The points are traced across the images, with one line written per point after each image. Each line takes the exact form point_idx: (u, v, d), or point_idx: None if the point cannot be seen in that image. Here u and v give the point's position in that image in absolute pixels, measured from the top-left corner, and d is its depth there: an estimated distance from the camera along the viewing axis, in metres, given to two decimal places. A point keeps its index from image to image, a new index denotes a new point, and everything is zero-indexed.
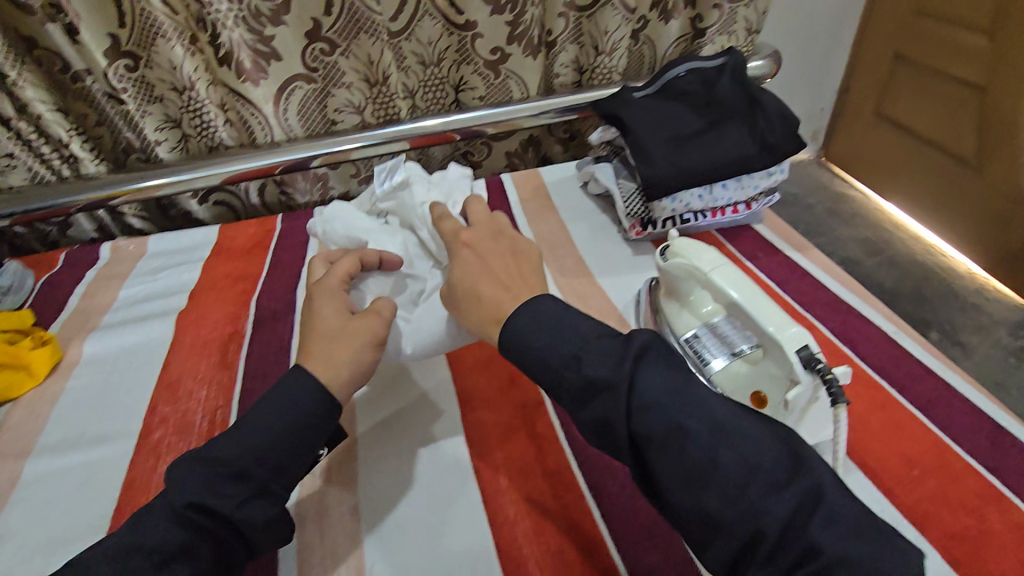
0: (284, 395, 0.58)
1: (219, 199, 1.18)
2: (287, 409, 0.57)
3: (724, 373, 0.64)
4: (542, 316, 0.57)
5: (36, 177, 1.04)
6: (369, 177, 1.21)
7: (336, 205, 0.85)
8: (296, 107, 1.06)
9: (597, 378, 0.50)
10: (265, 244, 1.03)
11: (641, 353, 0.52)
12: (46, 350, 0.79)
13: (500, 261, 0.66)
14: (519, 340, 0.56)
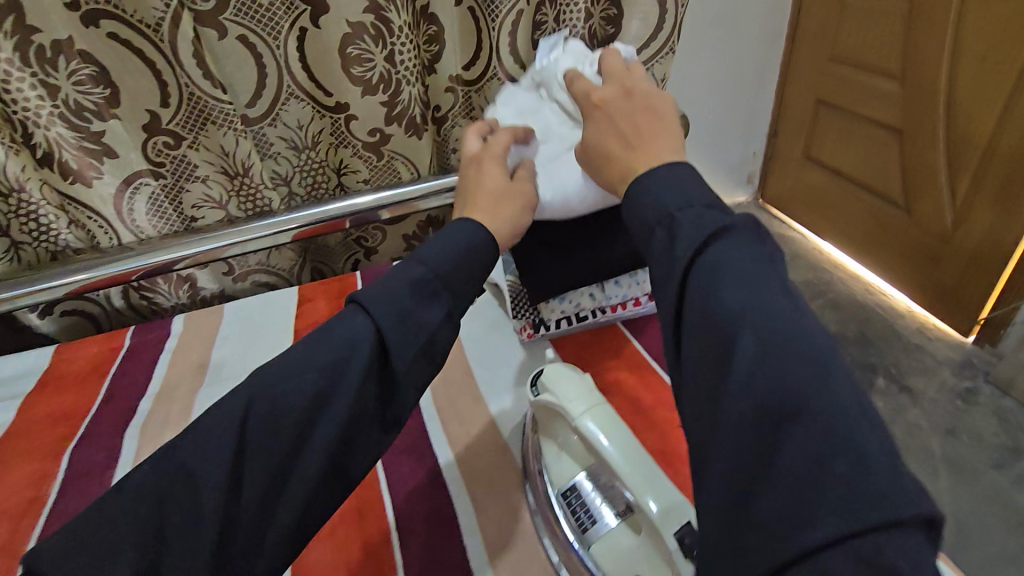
0: (446, 248, 0.61)
1: (68, 309, 1.01)
2: (445, 258, 0.60)
3: (604, 543, 0.57)
4: (668, 177, 0.54)
5: None
6: (247, 272, 1.07)
7: (507, 93, 0.87)
8: (144, 205, 0.92)
9: (689, 236, 0.49)
10: (105, 368, 0.87)
11: (745, 226, 0.50)
12: None
13: (628, 117, 0.63)
14: (638, 190, 0.55)
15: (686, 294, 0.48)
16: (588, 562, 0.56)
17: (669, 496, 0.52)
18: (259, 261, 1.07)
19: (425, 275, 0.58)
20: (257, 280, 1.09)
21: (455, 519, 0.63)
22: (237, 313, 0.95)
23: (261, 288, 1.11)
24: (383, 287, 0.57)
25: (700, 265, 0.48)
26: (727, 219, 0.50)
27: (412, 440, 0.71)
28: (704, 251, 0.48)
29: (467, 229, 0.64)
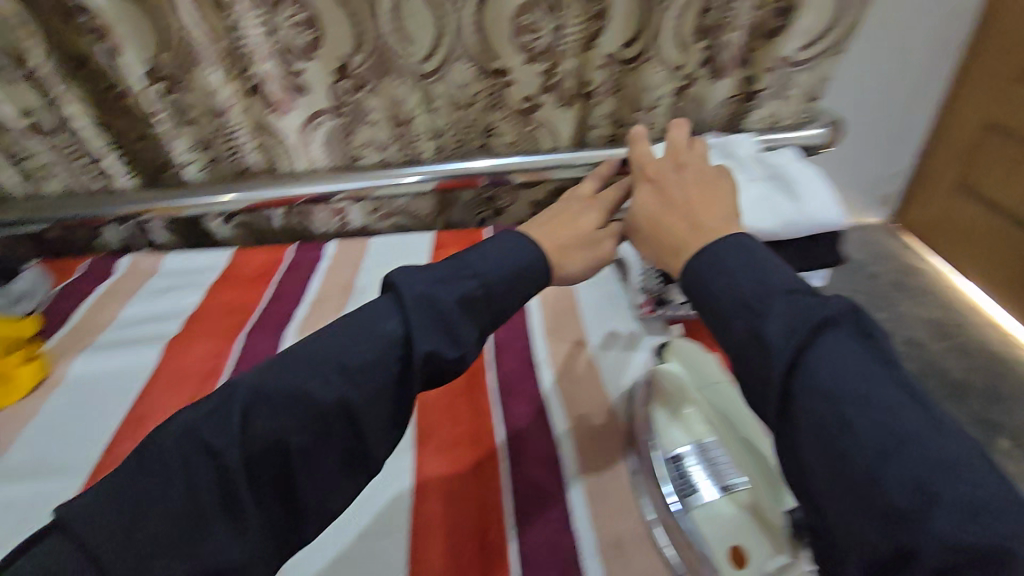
0: (512, 261, 0.63)
1: (242, 221, 1.18)
2: (509, 264, 0.63)
3: (705, 510, 0.60)
4: (739, 258, 0.56)
5: (73, 185, 1.08)
6: (390, 213, 1.19)
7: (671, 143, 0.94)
8: (321, 140, 1.05)
9: (789, 333, 0.48)
10: (271, 275, 1.01)
11: (853, 320, 0.49)
12: (32, 368, 0.79)
13: (683, 194, 0.68)
14: (713, 260, 0.57)
15: (791, 398, 0.47)
16: (687, 521, 0.60)
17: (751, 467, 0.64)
18: (403, 204, 1.17)
19: (479, 290, 0.59)
20: (396, 222, 1.21)
21: (559, 463, 0.67)
22: (380, 248, 1.05)
23: (398, 230, 1.22)
24: (444, 276, 0.60)
25: (811, 370, 0.46)
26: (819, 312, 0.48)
27: (525, 386, 0.77)
28: (813, 350, 0.47)
29: (529, 240, 0.67)
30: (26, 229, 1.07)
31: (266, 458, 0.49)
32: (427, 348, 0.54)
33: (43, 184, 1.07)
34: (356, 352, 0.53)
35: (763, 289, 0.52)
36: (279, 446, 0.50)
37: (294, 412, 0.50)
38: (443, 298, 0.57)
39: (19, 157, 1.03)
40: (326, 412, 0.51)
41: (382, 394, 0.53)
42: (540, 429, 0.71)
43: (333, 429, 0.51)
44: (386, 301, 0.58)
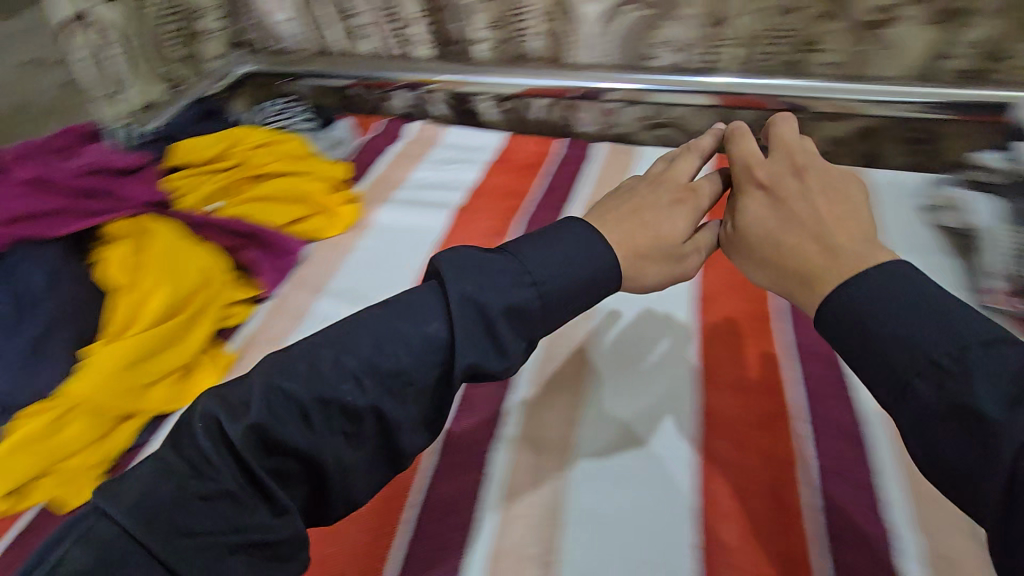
0: (577, 264, 0.54)
1: (510, 108, 1.19)
2: (571, 269, 0.53)
3: None
4: (898, 292, 0.44)
5: (379, 49, 1.16)
6: (660, 123, 1.10)
7: None
8: (618, 33, 0.99)
9: (989, 424, 0.37)
10: (541, 165, 1.01)
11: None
12: (351, 208, 0.89)
13: (806, 207, 0.55)
14: (873, 303, 0.45)
15: (1014, 538, 0.36)
16: None
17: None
18: (678, 115, 1.08)
19: (534, 298, 0.51)
20: (662, 133, 1.11)
21: (865, 441, 0.60)
22: (653, 161, 0.99)
23: (662, 144, 1.12)
24: (488, 263, 0.52)
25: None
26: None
27: (819, 347, 0.70)
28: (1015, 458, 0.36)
29: (603, 239, 0.56)
30: (331, 78, 1.18)
31: (275, 459, 0.45)
32: (471, 361, 0.48)
33: (357, 42, 1.16)
34: (380, 360, 0.48)
35: (956, 343, 0.40)
36: (270, 448, 0.45)
37: (308, 422, 0.46)
38: (489, 303, 0.49)
39: (345, 16, 1.13)
40: (356, 408, 0.46)
41: (419, 389, 0.48)
42: (838, 398, 0.64)
43: (361, 424, 0.47)
44: (424, 291, 0.51)
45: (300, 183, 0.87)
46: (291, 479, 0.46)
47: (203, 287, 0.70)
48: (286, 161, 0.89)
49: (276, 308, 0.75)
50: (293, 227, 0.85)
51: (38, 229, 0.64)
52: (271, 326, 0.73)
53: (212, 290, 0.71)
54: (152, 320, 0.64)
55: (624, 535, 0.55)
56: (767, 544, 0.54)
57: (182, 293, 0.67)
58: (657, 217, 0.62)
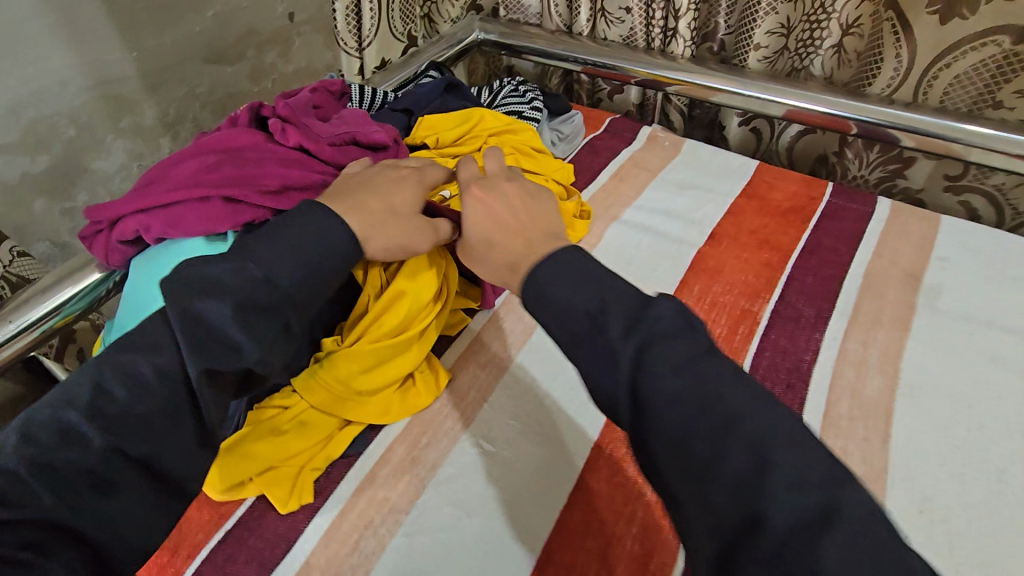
0: (309, 249, 0.47)
1: (757, 127, 1.01)
2: (301, 256, 0.47)
3: None
4: (677, 363, 0.36)
5: (629, 38, 1.03)
6: (966, 188, 0.86)
7: None
8: (959, 69, 0.78)
9: (738, 512, 0.31)
10: (806, 213, 0.83)
11: (776, 467, 0.32)
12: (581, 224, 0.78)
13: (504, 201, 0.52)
14: (557, 313, 0.41)
15: None
16: None
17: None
18: (999, 184, 0.83)
19: (271, 290, 0.45)
20: (966, 201, 0.87)
21: None
22: (960, 238, 0.77)
23: (960, 213, 0.89)
24: (209, 269, 0.45)
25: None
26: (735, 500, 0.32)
27: None
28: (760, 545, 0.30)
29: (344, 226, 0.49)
30: (562, 61, 1.08)
31: (20, 532, 0.36)
32: (205, 362, 0.43)
33: (605, 27, 1.04)
34: (105, 402, 0.41)
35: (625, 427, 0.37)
36: (6, 523, 0.36)
37: (37, 479, 0.38)
38: (214, 301, 0.43)
39: None
40: (92, 468, 0.40)
41: (163, 422, 0.42)
42: None
43: (115, 477, 0.40)
44: (153, 325, 0.45)
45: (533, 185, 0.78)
46: (50, 552, 0.37)
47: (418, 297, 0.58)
48: (520, 156, 0.80)
49: (493, 326, 0.69)
50: None
51: (297, 206, 0.59)
52: (489, 347, 0.67)
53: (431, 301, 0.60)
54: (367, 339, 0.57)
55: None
56: None
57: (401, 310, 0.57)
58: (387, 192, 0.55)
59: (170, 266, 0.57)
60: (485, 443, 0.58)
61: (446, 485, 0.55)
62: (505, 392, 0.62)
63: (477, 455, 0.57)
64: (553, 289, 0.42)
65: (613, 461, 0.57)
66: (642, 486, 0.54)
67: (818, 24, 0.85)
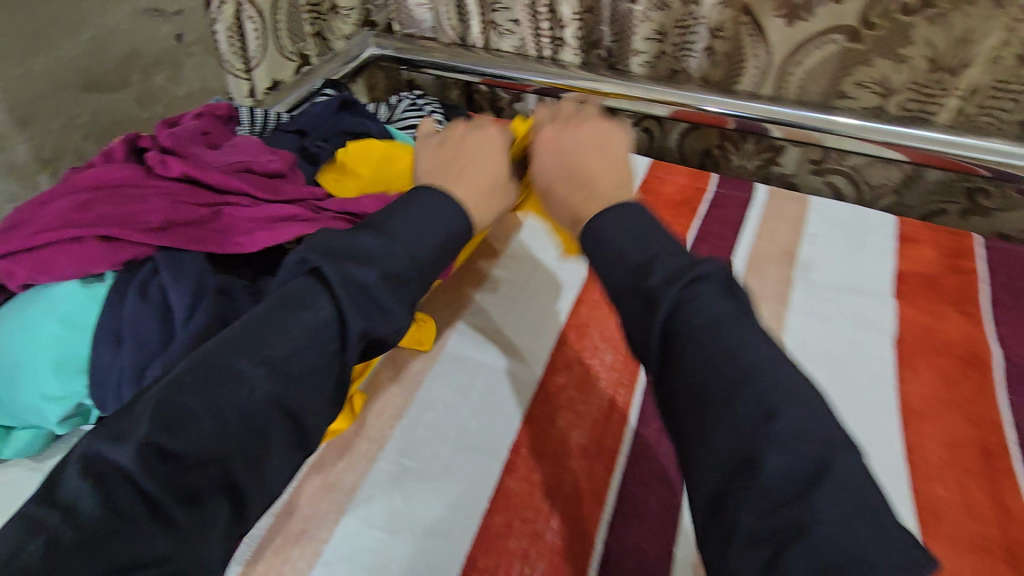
0: (432, 230, 0.53)
1: (648, 127, 1.07)
2: (427, 233, 0.52)
3: None
4: (713, 310, 0.43)
5: (520, 47, 1.06)
6: (830, 170, 0.96)
7: None
8: (809, 65, 0.86)
9: (789, 481, 0.35)
10: (694, 204, 0.89)
11: (789, 429, 0.37)
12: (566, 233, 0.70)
13: (578, 152, 0.61)
14: (612, 257, 0.49)
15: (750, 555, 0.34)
16: None
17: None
18: (853, 164, 0.93)
19: (408, 260, 0.50)
20: (830, 181, 0.97)
21: None
22: (826, 214, 0.86)
23: (826, 192, 0.99)
24: (366, 241, 0.49)
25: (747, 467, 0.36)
26: (720, 388, 0.40)
27: None
28: (760, 478, 0.36)
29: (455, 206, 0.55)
30: (460, 73, 1.12)
31: (190, 476, 0.39)
32: (364, 324, 0.47)
33: (498, 39, 1.06)
34: (264, 348, 0.44)
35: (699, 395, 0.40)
36: (182, 463, 0.39)
37: (196, 420, 0.41)
38: (366, 266, 0.48)
39: (489, 7, 1.03)
40: (251, 413, 0.42)
41: (315, 371, 0.45)
42: None
43: (269, 430, 0.43)
44: (305, 281, 0.48)
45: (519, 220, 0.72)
46: (200, 504, 0.39)
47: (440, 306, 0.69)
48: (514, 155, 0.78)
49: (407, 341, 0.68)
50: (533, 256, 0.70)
51: (181, 240, 0.57)
52: (404, 362, 0.66)
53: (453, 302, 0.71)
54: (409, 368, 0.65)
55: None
56: None
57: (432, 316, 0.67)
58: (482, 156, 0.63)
59: (41, 314, 0.53)
60: (405, 459, 0.57)
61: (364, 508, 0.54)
62: (421, 405, 0.62)
63: (397, 470, 0.56)
64: (609, 237, 0.50)
65: (532, 457, 0.57)
66: (561, 478, 0.55)
67: (688, 30, 0.91)
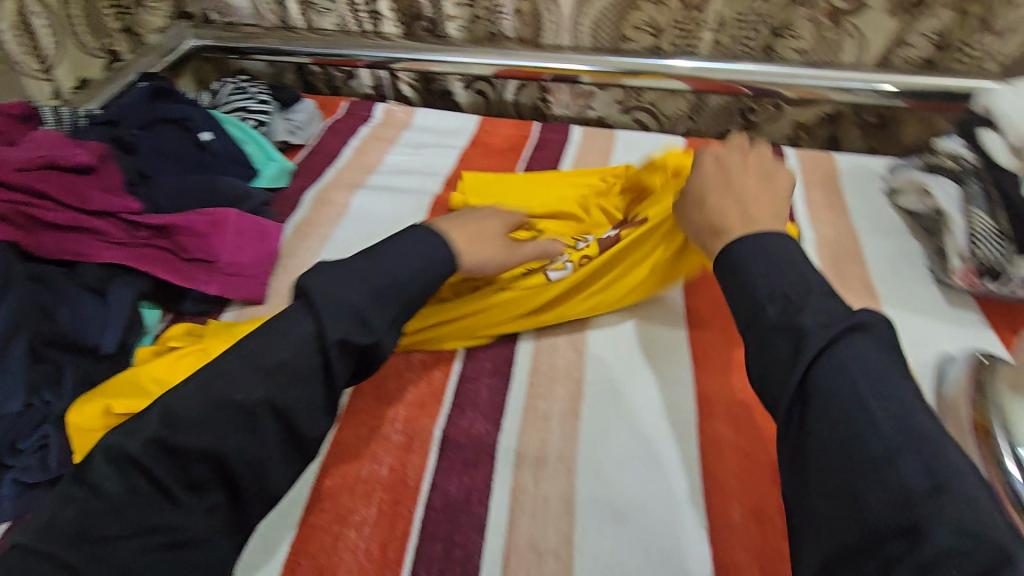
0: (411, 256, 0.53)
1: (479, 89, 1.15)
2: (408, 258, 0.53)
3: None
4: (862, 354, 0.40)
5: (342, 25, 1.10)
6: (634, 107, 1.10)
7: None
8: (593, 15, 0.99)
9: (894, 513, 0.34)
10: (520, 149, 0.98)
11: (923, 463, 0.35)
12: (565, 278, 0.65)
13: (741, 182, 0.58)
14: (746, 289, 0.46)
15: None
16: None
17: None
18: (651, 100, 1.08)
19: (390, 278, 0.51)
20: (636, 117, 1.11)
21: None
22: (629, 144, 0.99)
23: (636, 128, 1.13)
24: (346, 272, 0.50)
25: (910, 534, 0.33)
26: (860, 444, 0.37)
27: None
28: (915, 530, 0.33)
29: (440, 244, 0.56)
30: (289, 56, 1.11)
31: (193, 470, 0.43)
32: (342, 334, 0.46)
33: (317, 18, 1.10)
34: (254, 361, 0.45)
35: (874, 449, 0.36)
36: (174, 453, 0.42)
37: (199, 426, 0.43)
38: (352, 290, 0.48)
39: None
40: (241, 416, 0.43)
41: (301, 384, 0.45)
42: None
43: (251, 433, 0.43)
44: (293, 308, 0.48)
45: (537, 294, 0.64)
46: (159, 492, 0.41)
47: (523, 304, 0.64)
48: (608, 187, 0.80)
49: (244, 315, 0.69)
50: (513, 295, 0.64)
51: None
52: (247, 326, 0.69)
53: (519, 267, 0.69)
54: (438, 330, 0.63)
55: (657, 542, 0.49)
56: (758, 530, 0.50)
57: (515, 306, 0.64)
58: (474, 216, 0.63)
59: None
60: None
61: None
62: None
63: None
64: (749, 267, 0.47)
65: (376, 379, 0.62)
66: (402, 390, 0.61)
67: None
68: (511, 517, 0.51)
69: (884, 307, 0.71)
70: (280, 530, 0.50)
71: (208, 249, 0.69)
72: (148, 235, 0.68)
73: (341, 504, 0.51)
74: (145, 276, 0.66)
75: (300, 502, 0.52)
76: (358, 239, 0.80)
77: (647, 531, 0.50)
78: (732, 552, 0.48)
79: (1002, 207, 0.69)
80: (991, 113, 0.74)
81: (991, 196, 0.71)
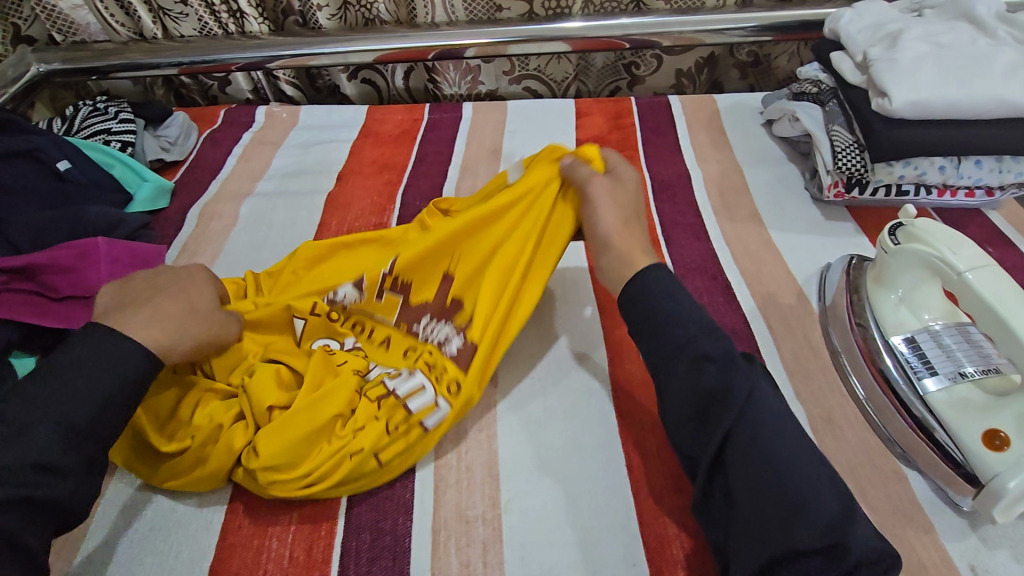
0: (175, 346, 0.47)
1: (366, 78, 1.12)
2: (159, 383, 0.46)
3: (945, 398, 0.51)
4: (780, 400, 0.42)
5: (204, 29, 1.05)
6: (522, 76, 1.10)
7: (867, 3, 0.81)
8: None
9: None
10: (412, 133, 0.96)
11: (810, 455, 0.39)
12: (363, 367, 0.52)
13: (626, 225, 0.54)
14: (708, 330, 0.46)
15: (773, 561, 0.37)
16: (910, 358, 0.54)
17: (1014, 350, 0.45)
18: (536, 67, 1.09)
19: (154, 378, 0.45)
20: (526, 85, 1.12)
21: (755, 340, 0.61)
22: (520, 113, 0.99)
23: (528, 96, 1.14)
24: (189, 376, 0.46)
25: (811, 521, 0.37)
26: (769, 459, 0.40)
27: (703, 261, 0.70)
28: None
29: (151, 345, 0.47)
30: (152, 69, 1.03)
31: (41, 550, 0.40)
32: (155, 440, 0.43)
33: (174, 24, 1.04)
34: None
35: None
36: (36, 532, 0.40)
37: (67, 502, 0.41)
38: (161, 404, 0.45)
39: None
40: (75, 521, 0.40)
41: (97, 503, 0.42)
42: (726, 305, 0.64)
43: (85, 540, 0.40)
44: None
45: (333, 398, 0.49)
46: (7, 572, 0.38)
47: (305, 415, 0.48)
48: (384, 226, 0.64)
49: None
50: (299, 415, 0.48)
51: None
52: None
53: (338, 384, 0.50)
54: (277, 488, 0.48)
55: (581, 487, 0.50)
56: (670, 455, 0.52)
57: (294, 423, 0.48)
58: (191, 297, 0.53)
59: None
60: None
61: (120, 471, 0.53)
62: None
63: None
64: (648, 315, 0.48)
65: None
66: None
67: None
68: (436, 492, 0.51)
69: (769, 230, 0.75)
70: (197, 558, 0.48)
71: (79, 285, 0.64)
72: (6, 281, 0.63)
73: (260, 517, 0.50)
74: (11, 323, 0.61)
75: (216, 525, 0.50)
76: (250, 251, 0.76)
77: (570, 479, 0.51)
78: (649, 480, 0.51)
79: (854, 118, 0.74)
80: (841, 39, 0.79)
81: (847, 111, 0.76)
